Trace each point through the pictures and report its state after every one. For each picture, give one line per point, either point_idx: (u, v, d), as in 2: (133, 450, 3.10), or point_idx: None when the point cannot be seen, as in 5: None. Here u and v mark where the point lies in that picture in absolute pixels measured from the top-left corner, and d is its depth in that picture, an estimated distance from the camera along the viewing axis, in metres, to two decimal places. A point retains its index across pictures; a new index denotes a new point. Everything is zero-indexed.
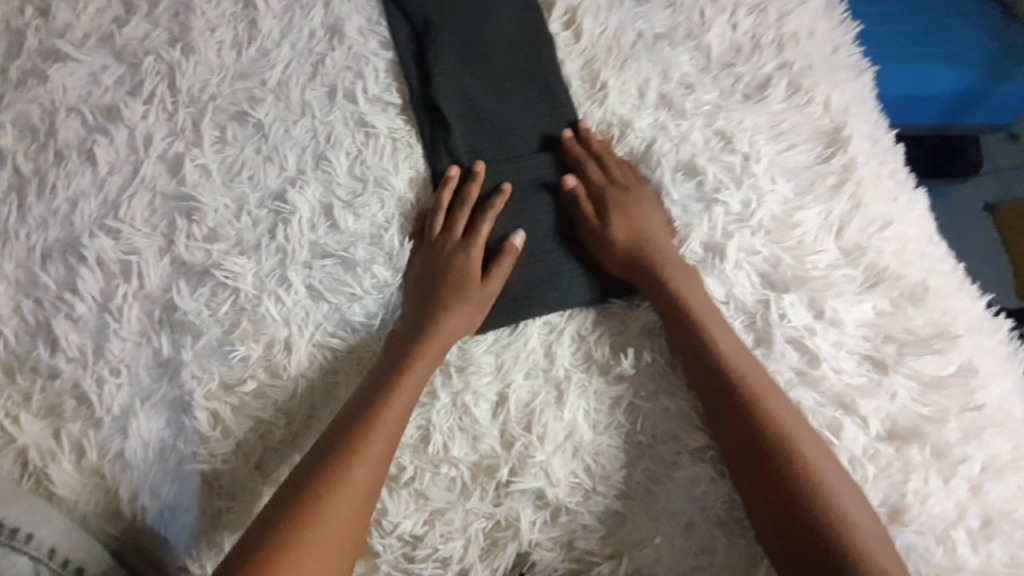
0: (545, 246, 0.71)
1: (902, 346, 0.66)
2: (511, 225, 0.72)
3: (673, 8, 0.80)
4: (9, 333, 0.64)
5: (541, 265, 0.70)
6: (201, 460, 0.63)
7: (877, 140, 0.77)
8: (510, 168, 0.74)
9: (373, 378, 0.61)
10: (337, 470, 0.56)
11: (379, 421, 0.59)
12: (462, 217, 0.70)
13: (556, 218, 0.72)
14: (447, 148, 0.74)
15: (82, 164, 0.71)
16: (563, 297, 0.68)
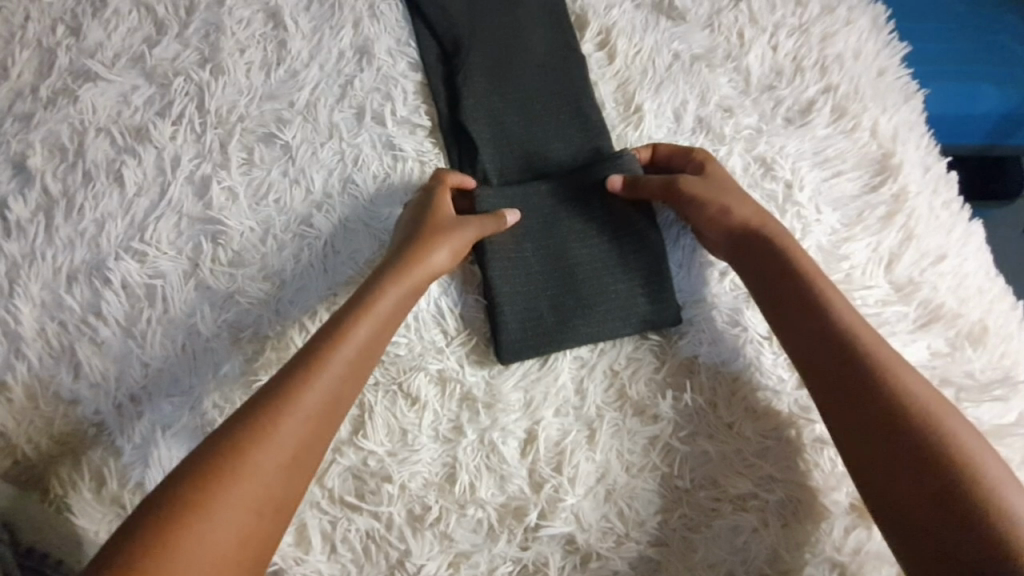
0: (579, 273, 0.68)
1: (960, 391, 0.61)
2: (544, 250, 0.68)
3: (712, 29, 0.78)
4: (32, 356, 0.63)
5: (575, 298, 0.66)
6: None
7: (928, 167, 0.73)
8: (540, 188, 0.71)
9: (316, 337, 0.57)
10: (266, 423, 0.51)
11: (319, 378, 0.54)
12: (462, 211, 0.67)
13: (589, 245, 0.69)
14: (475, 172, 0.73)
15: (110, 186, 0.71)
16: (597, 331, 0.65)
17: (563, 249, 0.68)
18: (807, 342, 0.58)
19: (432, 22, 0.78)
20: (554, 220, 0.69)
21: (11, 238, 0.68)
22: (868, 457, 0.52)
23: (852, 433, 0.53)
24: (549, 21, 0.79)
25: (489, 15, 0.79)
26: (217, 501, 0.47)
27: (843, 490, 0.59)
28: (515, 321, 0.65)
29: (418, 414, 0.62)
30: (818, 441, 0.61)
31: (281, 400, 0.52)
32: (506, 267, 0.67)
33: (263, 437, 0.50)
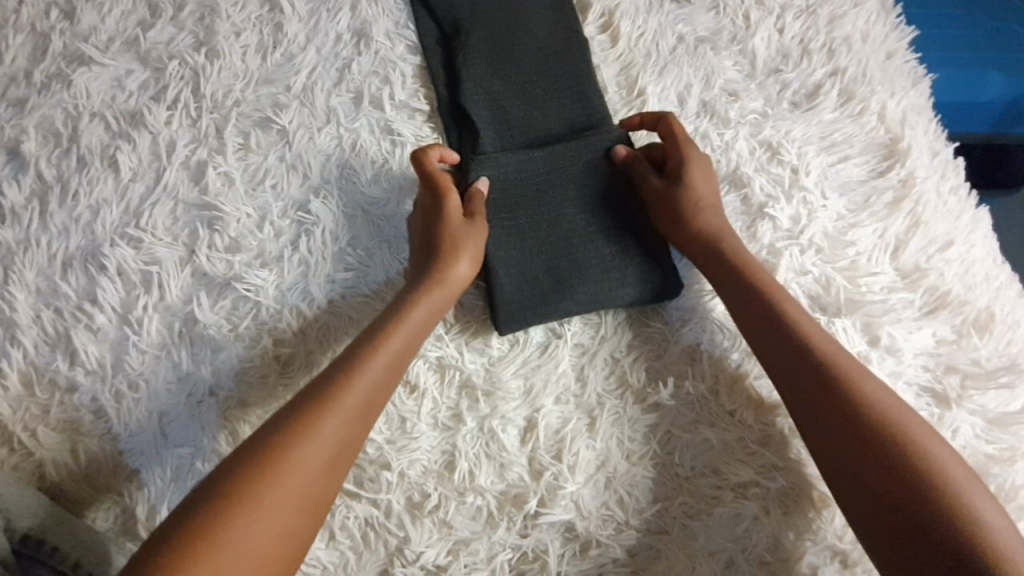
0: (578, 247, 0.67)
1: (965, 378, 0.61)
2: (540, 215, 0.68)
3: (717, 11, 0.76)
4: (28, 343, 0.63)
5: (570, 260, 0.66)
6: None
7: (938, 152, 0.71)
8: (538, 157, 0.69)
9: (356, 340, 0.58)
10: (309, 417, 0.52)
11: (358, 377, 0.55)
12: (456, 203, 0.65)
13: (583, 206, 0.68)
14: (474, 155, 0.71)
15: (105, 171, 0.70)
16: (595, 293, 0.65)
17: (562, 223, 0.68)
18: (776, 356, 0.57)
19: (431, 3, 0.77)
20: (553, 194, 0.69)
21: (5, 224, 0.68)
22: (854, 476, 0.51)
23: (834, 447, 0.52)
24: (550, 3, 0.77)
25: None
26: (254, 504, 0.47)
27: None
28: (514, 296, 0.64)
29: (417, 401, 0.61)
30: None
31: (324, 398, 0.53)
32: (502, 234, 0.67)
33: (305, 435, 0.51)
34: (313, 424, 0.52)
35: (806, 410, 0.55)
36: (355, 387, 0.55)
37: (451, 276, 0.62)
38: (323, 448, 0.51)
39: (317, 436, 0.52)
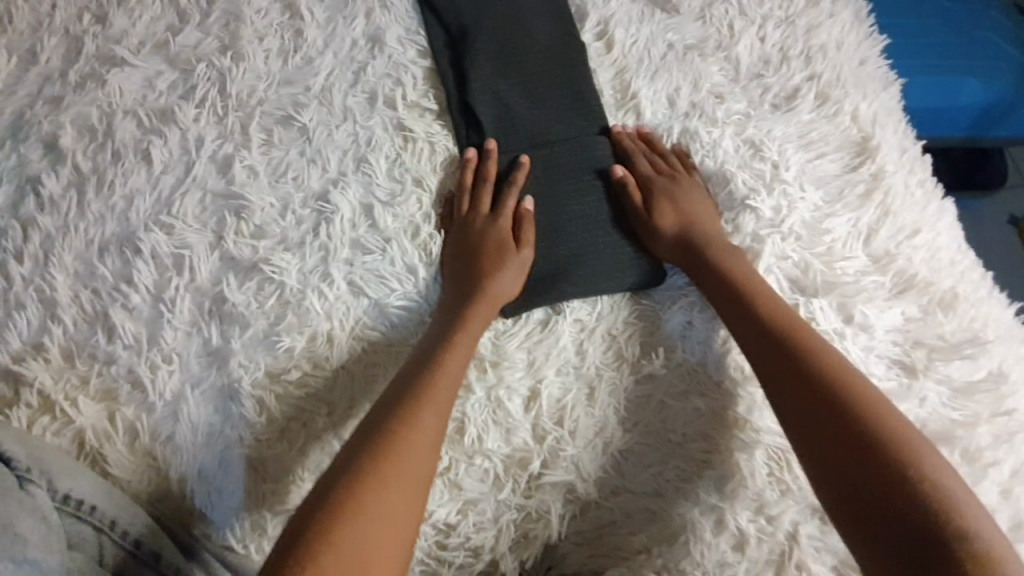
0: (567, 237, 0.74)
1: (931, 351, 0.66)
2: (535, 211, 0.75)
3: (703, 21, 0.83)
4: (67, 321, 0.67)
5: (563, 249, 0.73)
6: (246, 445, 0.66)
7: (906, 150, 0.78)
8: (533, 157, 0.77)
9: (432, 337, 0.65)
10: (409, 407, 0.60)
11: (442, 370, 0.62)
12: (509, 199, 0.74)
13: (573, 200, 0.75)
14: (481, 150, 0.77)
15: (139, 164, 0.75)
16: (585, 276, 0.71)
17: (554, 212, 0.75)
18: (750, 339, 0.63)
19: (441, 11, 0.83)
20: (548, 190, 0.76)
21: (44, 212, 0.73)
22: (821, 441, 0.56)
23: (803, 420, 0.58)
24: (550, 10, 0.83)
25: (495, 6, 0.84)
26: (384, 484, 0.55)
27: None
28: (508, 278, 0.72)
29: None
30: None
31: (420, 390, 0.61)
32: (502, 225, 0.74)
33: (409, 427, 0.59)
34: (413, 414, 0.59)
35: (795, 399, 0.59)
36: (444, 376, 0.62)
37: (506, 278, 0.70)
38: (426, 434, 0.59)
39: (417, 425, 0.59)
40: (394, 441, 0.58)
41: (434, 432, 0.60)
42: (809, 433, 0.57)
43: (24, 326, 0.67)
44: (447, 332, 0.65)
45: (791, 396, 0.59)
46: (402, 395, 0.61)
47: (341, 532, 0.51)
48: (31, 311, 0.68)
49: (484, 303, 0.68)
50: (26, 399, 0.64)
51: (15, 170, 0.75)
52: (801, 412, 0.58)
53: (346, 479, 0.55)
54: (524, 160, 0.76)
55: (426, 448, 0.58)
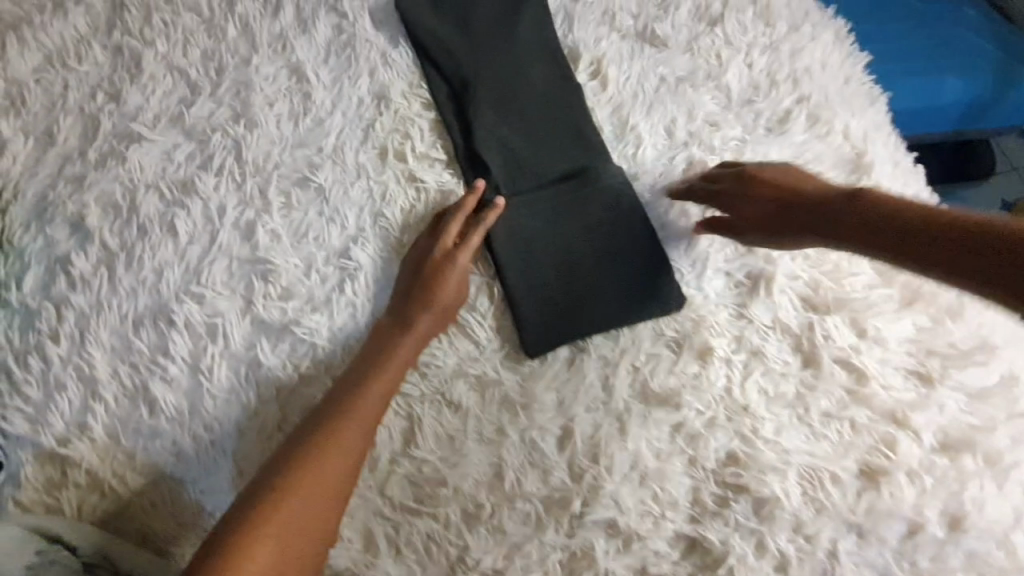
0: (585, 269, 0.76)
1: (945, 360, 0.69)
2: (551, 250, 0.77)
3: (692, 52, 0.86)
4: (110, 397, 0.70)
5: (582, 285, 0.75)
6: None
7: (897, 163, 0.81)
8: (543, 197, 0.79)
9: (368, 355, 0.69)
10: (339, 419, 0.64)
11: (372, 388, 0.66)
12: (474, 234, 0.74)
13: (586, 236, 0.77)
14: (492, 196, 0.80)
15: (164, 237, 0.78)
16: (607, 310, 0.74)
17: (568, 250, 0.77)
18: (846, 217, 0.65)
19: (442, 64, 0.87)
20: (561, 227, 0.77)
21: (77, 291, 0.75)
22: (923, 250, 0.58)
23: (908, 246, 0.59)
24: (545, 54, 0.87)
25: (493, 52, 0.87)
26: (308, 484, 0.59)
27: (850, 457, 0.65)
28: (532, 314, 0.73)
29: (462, 419, 0.70)
30: (824, 415, 0.67)
31: (352, 404, 0.65)
32: (522, 267, 0.76)
33: (340, 436, 0.63)
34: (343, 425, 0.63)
35: (896, 240, 0.60)
36: (375, 396, 0.66)
37: (447, 310, 0.72)
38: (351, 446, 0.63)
39: (345, 436, 0.63)
40: (317, 453, 0.61)
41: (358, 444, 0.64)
42: (915, 254, 0.59)
43: (67, 406, 0.70)
44: (380, 352, 0.69)
45: (892, 233, 0.61)
46: (335, 407, 0.65)
47: (262, 526, 0.55)
48: (73, 391, 0.71)
49: (419, 332, 0.70)
50: (75, 479, 0.68)
51: (44, 252, 0.78)
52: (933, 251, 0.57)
53: (279, 481, 0.59)
54: (501, 203, 0.75)
55: (352, 460, 0.62)
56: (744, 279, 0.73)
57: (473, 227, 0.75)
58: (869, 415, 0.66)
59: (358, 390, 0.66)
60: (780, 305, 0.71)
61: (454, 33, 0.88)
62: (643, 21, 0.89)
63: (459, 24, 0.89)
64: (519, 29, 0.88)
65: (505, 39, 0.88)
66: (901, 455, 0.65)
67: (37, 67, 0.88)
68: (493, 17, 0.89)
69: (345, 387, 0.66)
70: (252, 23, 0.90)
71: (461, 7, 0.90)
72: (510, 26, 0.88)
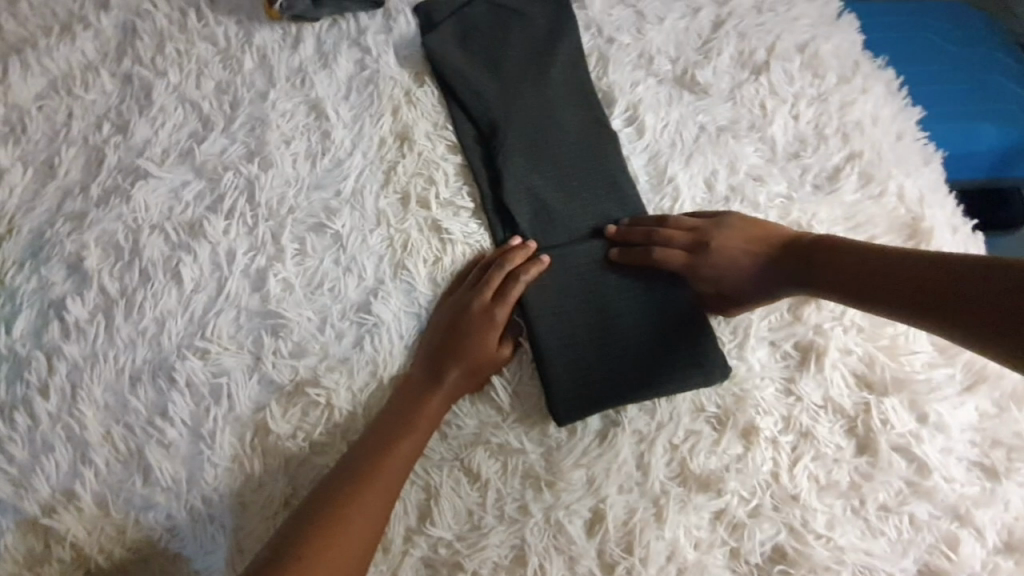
0: (622, 330, 0.70)
1: (1010, 450, 0.65)
2: (585, 307, 0.71)
3: (734, 101, 0.82)
4: (100, 461, 0.64)
5: (618, 347, 0.70)
6: None
7: (956, 229, 0.77)
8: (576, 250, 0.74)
9: (390, 416, 0.65)
10: (353, 489, 0.60)
11: (392, 455, 0.62)
12: (515, 288, 0.69)
13: (622, 293, 0.72)
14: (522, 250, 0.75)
15: (168, 284, 0.72)
16: (649, 376, 0.68)
17: (603, 308, 0.71)
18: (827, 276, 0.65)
19: (470, 105, 0.83)
20: (595, 283, 0.72)
21: (70, 339, 0.69)
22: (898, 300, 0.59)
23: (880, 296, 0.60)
24: (577, 98, 0.83)
25: (524, 94, 0.83)
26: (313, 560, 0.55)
27: (910, 557, 0.61)
28: (565, 379, 0.68)
29: (480, 493, 0.64)
30: (882, 508, 0.62)
31: (368, 471, 0.61)
32: (552, 324, 0.70)
33: (351, 507, 0.59)
34: (356, 495, 0.59)
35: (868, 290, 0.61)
36: (393, 463, 0.62)
37: (478, 370, 0.67)
38: (364, 520, 0.59)
39: (356, 507, 0.59)
40: (337, 521, 0.58)
41: (373, 517, 0.60)
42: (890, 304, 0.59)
43: (53, 469, 0.64)
44: (404, 414, 0.64)
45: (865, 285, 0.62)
46: (350, 475, 0.61)
47: None
48: (61, 453, 0.64)
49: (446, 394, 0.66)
50: (58, 552, 0.62)
51: (36, 294, 0.72)
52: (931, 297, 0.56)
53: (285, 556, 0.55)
54: (545, 260, 0.71)
55: (363, 536, 0.58)
56: (795, 352, 0.68)
57: (511, 281, 0.70)
58: (929, 510, 0.62)
59: (376, 456, 0.62)
60: (832, 381, 0.66)
61: (484, 73, 0.84)
62: (682, 66, 0.85)
63: (488, 64, 0.85)
64: (553, 71, 0.84)
65: (537, 81, 0.84)
66: (964, 556, 0.61)
67: (40, 93, 0.83)
68: (526, 57, 0.85)
69: (362, 450, 0.62)
70: (270, 55, 0.86)
71: (492, 45, 0.86)
72: (544, 67, 0.84)
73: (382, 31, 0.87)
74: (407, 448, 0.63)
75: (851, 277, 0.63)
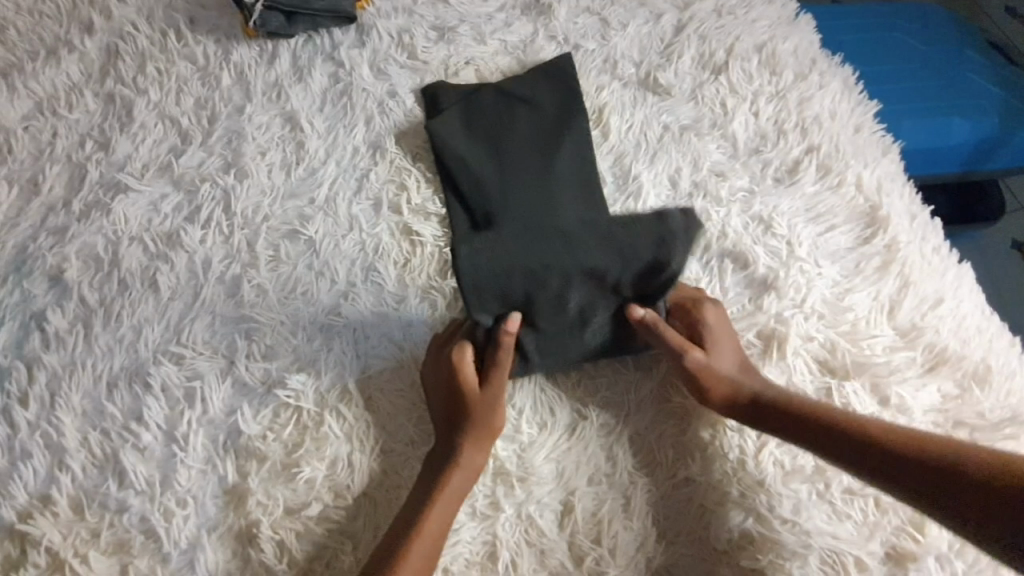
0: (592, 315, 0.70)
1: (975, 431, 0.66)
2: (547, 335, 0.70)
3: (696, 100, 0.85)
4: (76, 467, 0.65)
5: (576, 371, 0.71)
6: None
7: (914, 216, 0.80)
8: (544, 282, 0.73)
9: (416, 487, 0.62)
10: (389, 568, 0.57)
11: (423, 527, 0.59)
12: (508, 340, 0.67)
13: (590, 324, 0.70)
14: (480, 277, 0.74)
15: (145, 293, 0.74)
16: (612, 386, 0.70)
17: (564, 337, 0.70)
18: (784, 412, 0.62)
19: (445, 126, 0.82)
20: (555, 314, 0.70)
21: (51, 349, 0.70)
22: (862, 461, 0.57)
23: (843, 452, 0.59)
24: (552, 123, 0.82)
25: (500, 116, 0.83)
26: None
27: (877, 539, 0.61)
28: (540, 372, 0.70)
29: None
30: (847, 492, 0.63)
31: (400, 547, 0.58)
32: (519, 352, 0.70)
33: None
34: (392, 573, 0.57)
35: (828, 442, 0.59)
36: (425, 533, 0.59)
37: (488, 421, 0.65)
38: None
39: None
40: None
41: None
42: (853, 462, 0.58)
43: (29, 476, 0.64)
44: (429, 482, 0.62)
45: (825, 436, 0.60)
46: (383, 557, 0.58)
47: None
48: (39, 459, 0.65)
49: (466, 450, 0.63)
50: (33, 558, 0.61)
51: (19, 307, 0.73)
52: (899, 472, 0.55)
53: None
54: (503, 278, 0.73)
55: None
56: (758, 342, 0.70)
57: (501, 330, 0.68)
58: None
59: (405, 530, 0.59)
60: (795, 367, 0.69)
61: (458, 97, 0.85)
62: (645, 69, 0.87)
63: (466, 92, 0.85)
64: (528, 93, 0.84)
65: (512, 103, 0.83)
66: (931, 537, 0.61)
67: (26, 115, 0.85)
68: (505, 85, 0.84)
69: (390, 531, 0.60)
70: (246, 71, 0.89)
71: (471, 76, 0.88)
72: (519, 90, 0.84)
73: (355, 45, 0.90)
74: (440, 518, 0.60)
75: (815, 431, 0.60)
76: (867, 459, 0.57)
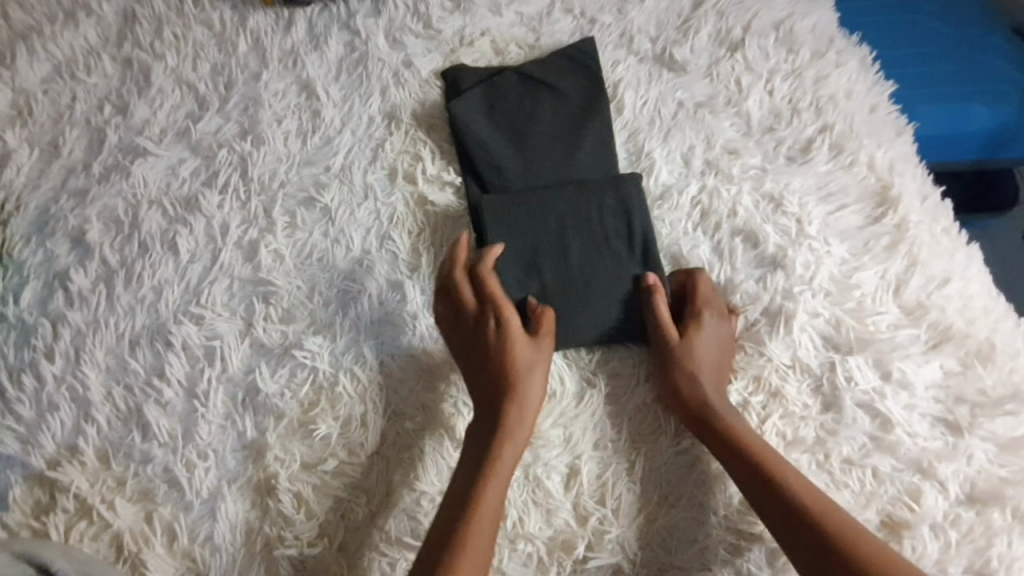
0: (591, 290, 0.74)
1: (974, 407, 0.68)
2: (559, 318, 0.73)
3: (711, 77, 0.85)
4: (102, 419, 0.68)
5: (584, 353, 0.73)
6: (272, 539, 0.64)
7: (926, 197, 0.80)
8: (558, 266, 0.74)
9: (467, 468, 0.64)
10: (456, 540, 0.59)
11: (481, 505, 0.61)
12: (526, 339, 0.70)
13: (602, 310, 0.73)
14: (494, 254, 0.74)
15: (165, 255, 0.76)
16: (620, 361, 0.73)
17: (577, 320, 0.72)
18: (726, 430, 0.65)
19: (465, 110, 0.81)
20: (567, 298, 0.73)
21: (74, 307, 0.72)
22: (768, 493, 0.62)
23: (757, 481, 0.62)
24: (573, 107, 0.82)
25: (520, 102, 0.83)
26: None
27: (873, 508, 0.64)
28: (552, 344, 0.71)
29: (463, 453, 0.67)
30: (846, 462, 0.65)
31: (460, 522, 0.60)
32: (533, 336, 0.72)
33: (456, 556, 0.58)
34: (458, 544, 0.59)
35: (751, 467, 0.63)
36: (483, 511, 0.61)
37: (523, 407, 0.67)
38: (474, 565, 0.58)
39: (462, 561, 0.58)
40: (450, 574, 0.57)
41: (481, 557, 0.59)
42: (761, 493, 0.62)
43: (57, 427, 0.67)
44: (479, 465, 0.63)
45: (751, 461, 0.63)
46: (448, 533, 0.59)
47: None
48: (65, 412, 0.68)
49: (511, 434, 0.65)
50: (61, 503, 0.64)
51: (42, 266, 0.75)
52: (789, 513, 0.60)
53: None
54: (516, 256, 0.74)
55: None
56: (762, 317, 0.72)
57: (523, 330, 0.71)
58: (892, 463, 0.65)
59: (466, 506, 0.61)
60: (800, 344, 0.70)
61: (479, 78, 0.84)
62: (662, 44, 0.87)
63: (487, 72, 0.84)
64: (549, 77, 0.83)
65: (534, 88, 0.83)
66: (926, 507, 0.64)
67: (46, 78, 0.86)
68: (528, 68, 0.84)
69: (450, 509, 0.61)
70: (262, 38, 0.89)
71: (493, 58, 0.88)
72: (542, 76, 0.83)
73: (371, 13, 0.90)
74: (493, 497, 0.62)
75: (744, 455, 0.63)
76: (786, 516, 0.60)
